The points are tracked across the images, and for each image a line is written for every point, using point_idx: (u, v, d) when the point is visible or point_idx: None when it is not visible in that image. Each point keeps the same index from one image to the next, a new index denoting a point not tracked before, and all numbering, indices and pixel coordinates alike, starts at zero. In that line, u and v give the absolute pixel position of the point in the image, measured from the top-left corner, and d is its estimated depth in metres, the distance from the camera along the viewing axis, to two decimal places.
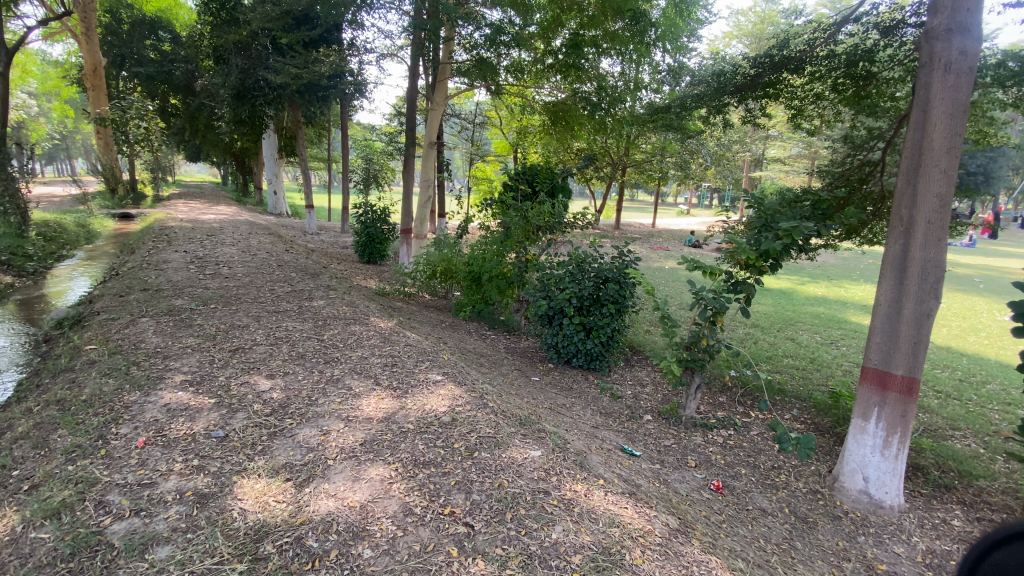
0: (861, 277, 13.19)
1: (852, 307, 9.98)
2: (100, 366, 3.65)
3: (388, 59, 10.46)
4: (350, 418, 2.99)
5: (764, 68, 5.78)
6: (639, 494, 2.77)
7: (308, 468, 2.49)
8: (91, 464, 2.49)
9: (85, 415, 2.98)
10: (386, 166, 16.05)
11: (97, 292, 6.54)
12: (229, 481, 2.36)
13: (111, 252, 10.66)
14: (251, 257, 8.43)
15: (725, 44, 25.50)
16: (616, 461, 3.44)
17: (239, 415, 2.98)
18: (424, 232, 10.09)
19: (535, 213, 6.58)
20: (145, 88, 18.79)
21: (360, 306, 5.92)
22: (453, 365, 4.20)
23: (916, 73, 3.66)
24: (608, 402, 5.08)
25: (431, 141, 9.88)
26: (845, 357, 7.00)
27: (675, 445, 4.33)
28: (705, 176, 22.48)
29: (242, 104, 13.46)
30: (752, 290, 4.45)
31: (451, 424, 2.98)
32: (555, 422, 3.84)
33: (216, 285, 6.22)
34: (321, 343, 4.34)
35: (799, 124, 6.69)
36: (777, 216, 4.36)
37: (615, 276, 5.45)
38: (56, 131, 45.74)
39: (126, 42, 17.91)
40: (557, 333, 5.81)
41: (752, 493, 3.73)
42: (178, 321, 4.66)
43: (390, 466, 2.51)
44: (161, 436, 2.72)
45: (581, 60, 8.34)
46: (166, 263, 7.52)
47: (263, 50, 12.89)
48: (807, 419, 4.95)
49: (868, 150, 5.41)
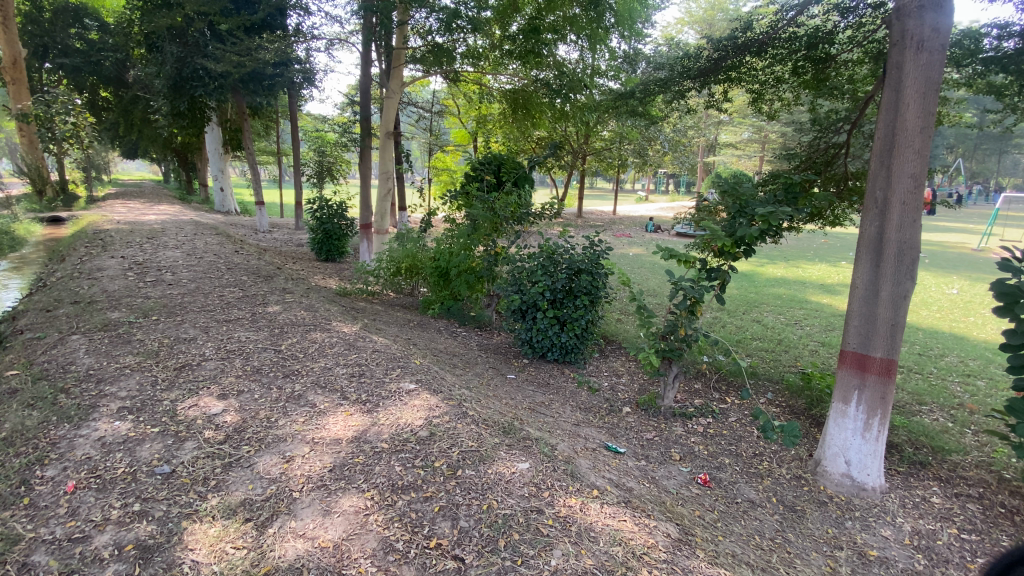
0: (816, 257, 13.66)
1: (810, 287, 10.27)
2: (22, 396, 3.16)
3: (338, 46, 9.88)
4: (316, 441, 2.70)
5: (727, 50, 5.69)
6: (635, 502, 2.62)
7: (270, 504, 2.20)
8: (10, 517, 2.11)
9: (3, 455, 2.53)
10: (341, 158, 15.38)
11: (21, 306, 5.86)
12: (178, 528, 2.04)
13: (39, 261, 9.61)
14: (197, 260, 7.82)
15: (677, 30, 25.80)
16: (604, 463, 3.31)
17: (188, 445, 2.64)
18: (385, 227, 9.57)
19: (502, 205, 6.43)
20: (71, 81, 17.20)
21: (320, 309, 5.54)
22: (427, 370, 3.95)
23: (886, 52, 3.64)
24: (586, 396, 4.95)
25: (388, 131, 9.43)
26: (810, 337, 7.15)
27: (657, 438, 4.23)
28: (662, 162, 22.77)
29: (180, 96, 12.50)
30: (727, 277, 4.35)
31: (429, 440, 2.74)
32: (538, 425, 3.64)
33: (159, 293, 5.68)
34: (279, 354, 3.98)
35: (760, 108, 6.69)
36: (752, 202, 4.28)
37: (588, 267, 5.29)
38: None
39: (47, 31, 16.27)
40: (531, 327, 5.62)
41: (739, 484, 3.69)
42: (114, 338, 4.18)
43: (364, 495, 2.25)
44: (95, 477, 2.35)
45: (540, 47, 8.10)
46: (101, 270, 6.87)
47: (201, 37, 11.98)
48: (782, 402, 4.97)
49: (834, 133, 5.42)
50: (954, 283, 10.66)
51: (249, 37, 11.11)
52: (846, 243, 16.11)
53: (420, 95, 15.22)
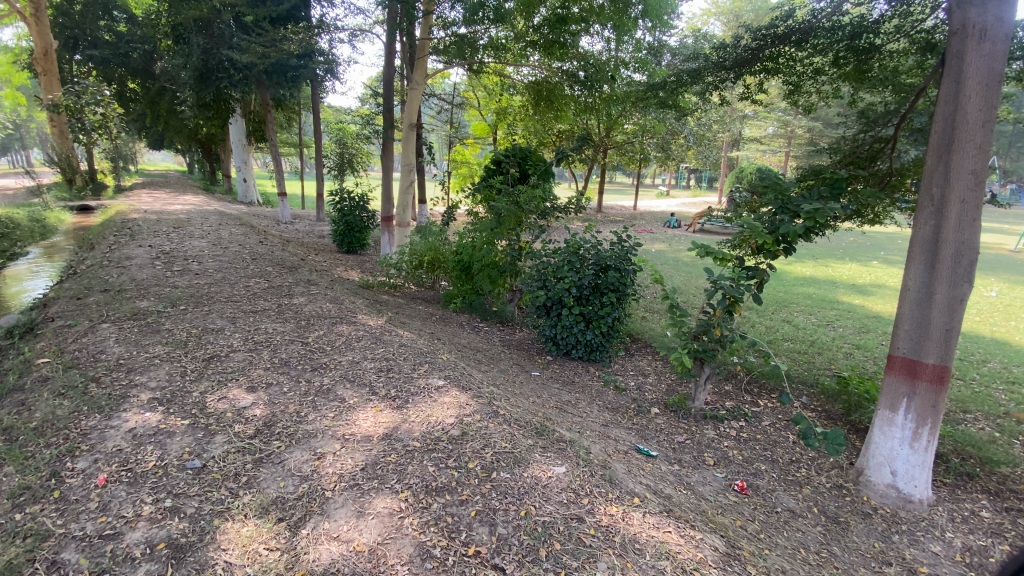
0: (846, 256, 13.21)
1: (841, 287, 9.91)
2: (54, 384, 3.17)
3: (361, 38, 9.82)
4: (346, 437, 2.64)
5: (766, 40, 5.47)
6: (676, 511, 2.50)
7: (302, 503, 2.14)
8: (42, 511, 2.08)
9: (34, 447, 2.52)
10: (362, 150, 15.38)
11: (52, 293, 5.93)
12: (210, 526, 2.00)
13: (70, 248, 9.78)
14: (222, 250, 7.87)
15: (703, 22, 25.26)
16: (637, 466, 3.19)
17: (218, 439, 2.60)
18: (406, 220, 9.46)
19: (527, 198, 6.25)
20: (100, 72, 17.52)
21: (345, 302, 5.49)
22: (454, 367, 3.86)
23: (945, 42, 3.42)
24: (613, 396, 4.81)
25: (411, 123, 9.34)
26: (844, 339, 6.89)
27: (689, 441, 4.08)
28: (685, 157, 22.33)
29: (206, 87, 12.61)
30: (767, 276, 4.13)
31: (461, 439, 2.65)
32: (568, 426, 3.52)
33: (186, 283, 5.71)
34: (306, 347, 3.94)
35: (798, 102, 6.40)
36: (796, 199, 4.07)
37: (616, 263, 5.14)
38: (9, 121, 43.68)
39: (78, 23, 16.58)
40: (556, 324, 5.49)
41: (778, 492, 3.54)
42: (143, 327, 4.18)
43: (398, 497, 2.18)
44: (126, 470, 2.31)
45: (565, 38, 7.89)
46: (129, 259, 6.94)
47: (227, 29, 12.03)
48: (817, 407, 4.78)
49: (883, 126, 5.11)
50: (992, 286, 10.22)
51: (274, 28, 11.13)
52: (877, 242, 15.58)
53: (441, 87, 15.10)
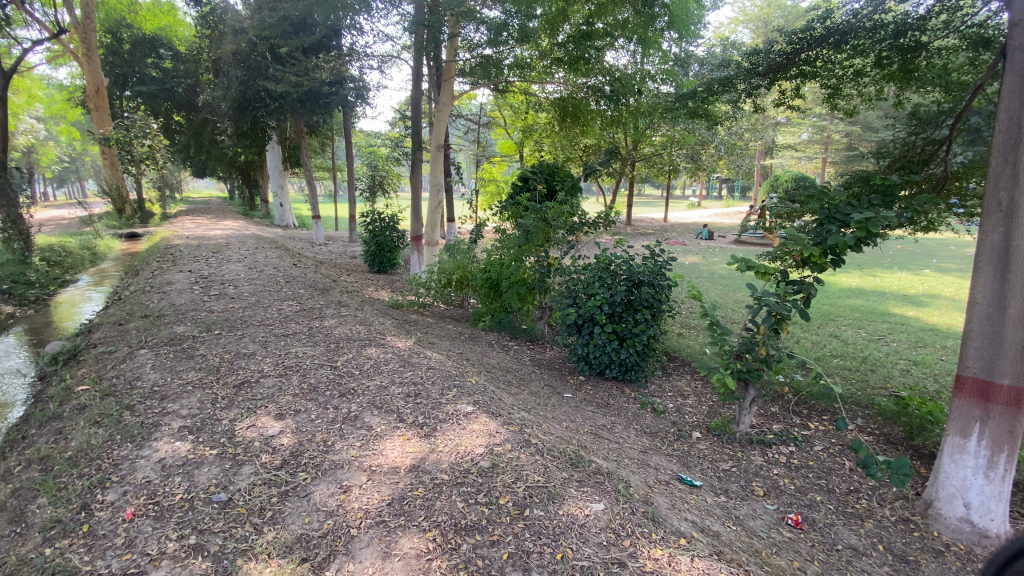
0: (894, 265, 12.52)
1: (892, 298, 9.34)
2: (91, 412, 3.21)
3: (390, 64, 10.06)
4: (373, 469, 2.54)
5: (802, 44, 5.29)
6: (728, 553, 2.29)
7: (326, 542, 2.04)
8: (69, 547, 2.06)
9: (67, 477, 2.53)
10: (392, 172, 15.66)
11: (97, 319, 6.14)
12: (233, 567, 1.92)
13: (117, 275, 10.22)
14: (257, 274, 8.05)
15: (731, 30, 24.87)
16: (681, 499, 2.98)
17: (245, 470, 2.54)
18: (435, 239, 9.51)
19: (555, 214, 6.15)
20: (147, 107, 18.54)
21: (375, 324, 5.47)
22: (483, 391, 3.73)
23: (1005, 34, 3.17)
24: (651, 419, 4.57)
25: (439, 144, 9.42)
26: (899, 354, 6.43)
27: (735, 469, 3.82)
28: (716, 167, 21.84)
29: (244, 117, 13.14)
30: (814, 290, 3.86)
31: (492, 472, 2.51)
32: (605, 454, 3.33)
33: (222, 307, 5.82)
34: (335, 371, 3.90)
35: (837, 106, 6.09)
36: (845, 207, 3.82)
37: (650, 279, 4.94)
38: (66, 155, 46.60)
39: (127, 62, 17.65)
40: (588, 343, 5.30)
41: (837, 527, 3.25)
42: (178, 353, 4.24)
43: (425, 536, 2.05)
44: (153, 504, 2.28)
45: (589, 54, 7.80)
46: (169, 284, 7.16)
47: (263, 60, 12.52)
48: (875, 430, 4.42)
49: (937, 127, 4.75)
50: None
51: (307, 57, 11.52)
52: (927, 250, 14.71)
53: (467, 107, 15.28)
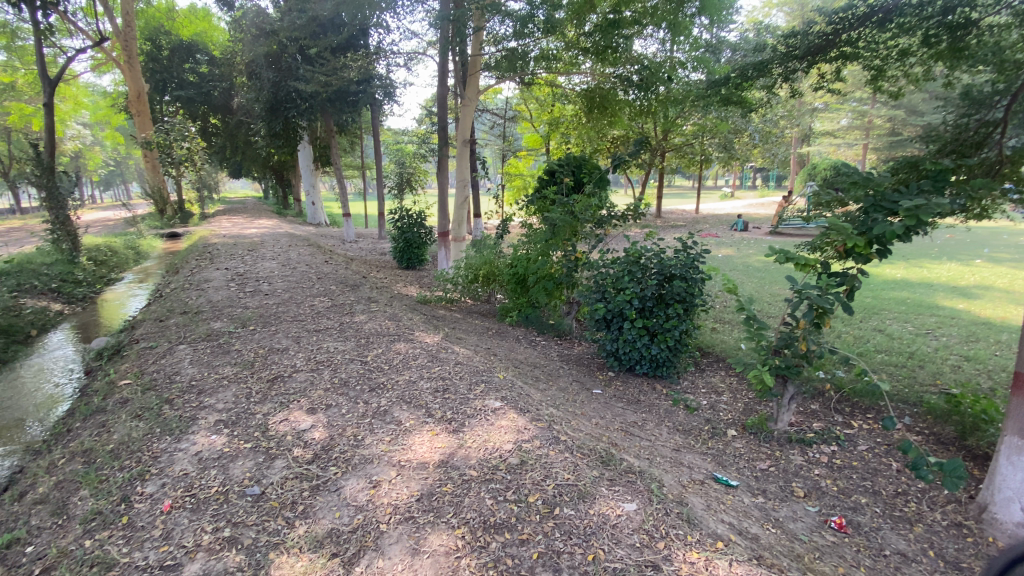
0: (943, 256, 11.88)
1: (941, 290, 8.85)
2: (132, 406, 3.33)
3: (416, 61, 10.09)
4: (402, 464, 2.54)
5: (844, 23, 5.02)
6: (768, 558, 2.19)
7: (356, 537, 2.05)
8: (110, 538, 2.12)
9: (109, 470, 2.62)
10: (419, 168, 15.77)
11: (139, 316, 6.39)
12: (266, 560, 1.94)
13: (159, 273, 10.64)
14: (290, 270, 8.24)
15: (765, 14, 24.01)
16: (716, 499, 2.88)
17: (278, 463, 2.58)
18: (462, 234, 9.53)
19: (583, 207, 6.05)
20: (186, 111, 19.20)
21: (404, 319, 5.50)
22: (511, 387, 3.69)
23: None
24: (684, 417, 4.45)
25: (465, 140, 9.38)
26: (949, 349, 6.07)
27: (774, 469, 3.68)
28: (750, 155, 21.15)
29: (275, 118, 13.44)
30: (858, 283, 3.66)
31: (520, 469, 2.47)
32: (636, 452, 3.26)
33: (256, 303, 5.97)
34: (365, 366, 3.94)
35: (881, 88, 5.77)
36: (893, 194, 3.62)
37: (682, 272, 4.80)
38: (111, 160, 48.70)
39: (166, 68, 18.30)
40: (617, 338, 5.20)
41: (884, 531, 3.08)
42: (215, 348, 4.36)
43: (454, 534, 2.03)
44: (189, 496, 2.33)
45: (617, 43, 7.60)
46: (207, 281, 7.39)
47: (293, 61, 12.75)
48: (923, 429, 4.18)
49: (991, 108, 4.43)
50: None
51: (335, 57, 11.67)
52: (979, 239, 13.89)
53: (493, 101, 15.22)
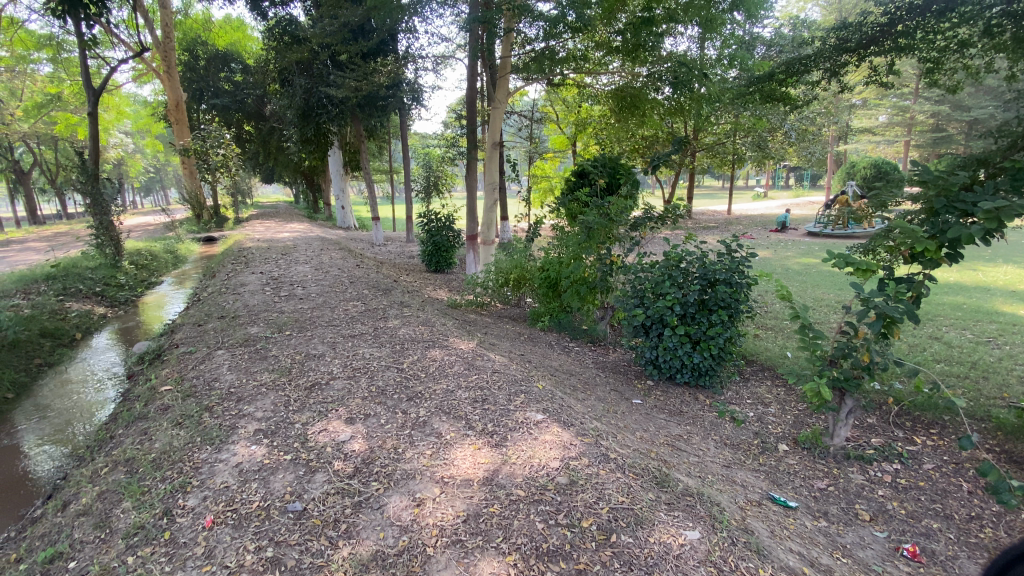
0: (999, 258, 11.18)
1: (999, 295, 8.30)
2: (173, 414, 3.33)
3: (445, 65, 10.07)
4: (445, 481, 2.43)
5: (900, 12, 4.71)
6: None
7: (402, 561, 1.95)
8: (153, 554, 2.08)
9: (151, 481, 2.60)
10: (446, 172, 15.77)
11: (179, 320, 6.49)
12: None
13: (196, 277, 10.90)
14: (323, 274, 8.30)
15: (800, 8, 23.31)
16: (776, 522, 2.69)
17: (318, 477, 2.51)
18: (491, 238, 9.39)
19: (618, 210, 5.89)
20: (221, 118, 19.74)
21: (437, 324, 5.43)
22: (551, 398, 3.56)
23: None
24: (730, 430, 4.23)
25: (494, 143, 9.26)
26: (1014, 359, 5.65)
27: (833, 489, 3.45)
28: (785, 155, 20.49)
29: (307, 124, 13.66)
30: (926, 289, 3.39)
31: (570, 489, 2.34)
32: (686, 469, 3.09)
33: (291, 308, 5.98)
34: (401, 374, 3.86)
35: (937, 81, 5.42)
36: (967, 195, 3.28)
37: (727, 277, 4.55)
38: (151, 166, 50.59)
39: (202, 77, 18.85)
40: (657, 345, 4.99)
41: (963, 561, 2.81)
42: (253, 353, 4.37)
43: (505, 561, 1.91)
44: (231, 511, 2.28)
45: (650, 41, 7.39)
46: (242, 285, 7.50)
47: (324, 68, 12.93)
48: (995, 446, 3.85)
49: None
50: None
51: (365, 62, 11.78)
52: None
53: (520, 104, 15.10)
